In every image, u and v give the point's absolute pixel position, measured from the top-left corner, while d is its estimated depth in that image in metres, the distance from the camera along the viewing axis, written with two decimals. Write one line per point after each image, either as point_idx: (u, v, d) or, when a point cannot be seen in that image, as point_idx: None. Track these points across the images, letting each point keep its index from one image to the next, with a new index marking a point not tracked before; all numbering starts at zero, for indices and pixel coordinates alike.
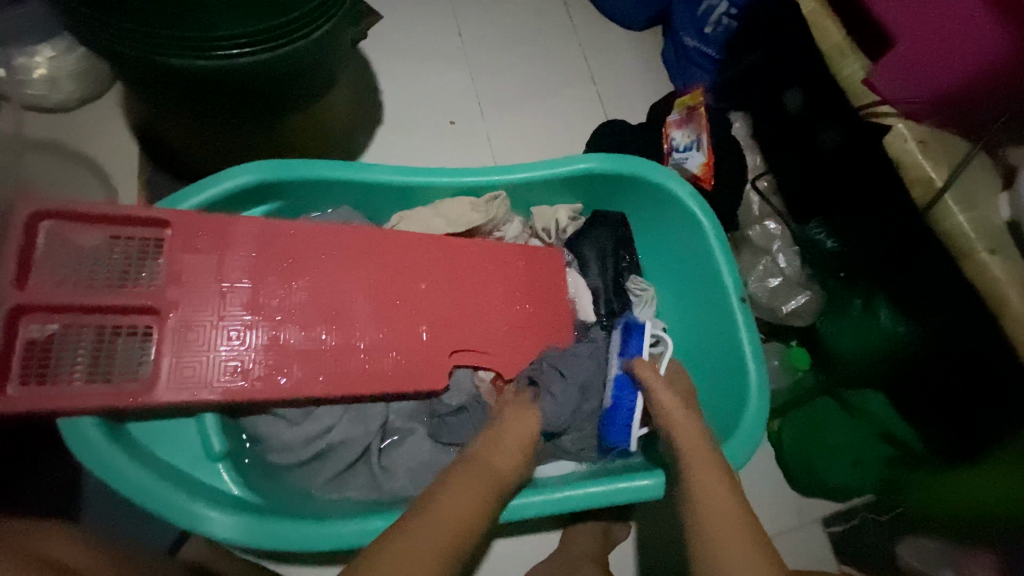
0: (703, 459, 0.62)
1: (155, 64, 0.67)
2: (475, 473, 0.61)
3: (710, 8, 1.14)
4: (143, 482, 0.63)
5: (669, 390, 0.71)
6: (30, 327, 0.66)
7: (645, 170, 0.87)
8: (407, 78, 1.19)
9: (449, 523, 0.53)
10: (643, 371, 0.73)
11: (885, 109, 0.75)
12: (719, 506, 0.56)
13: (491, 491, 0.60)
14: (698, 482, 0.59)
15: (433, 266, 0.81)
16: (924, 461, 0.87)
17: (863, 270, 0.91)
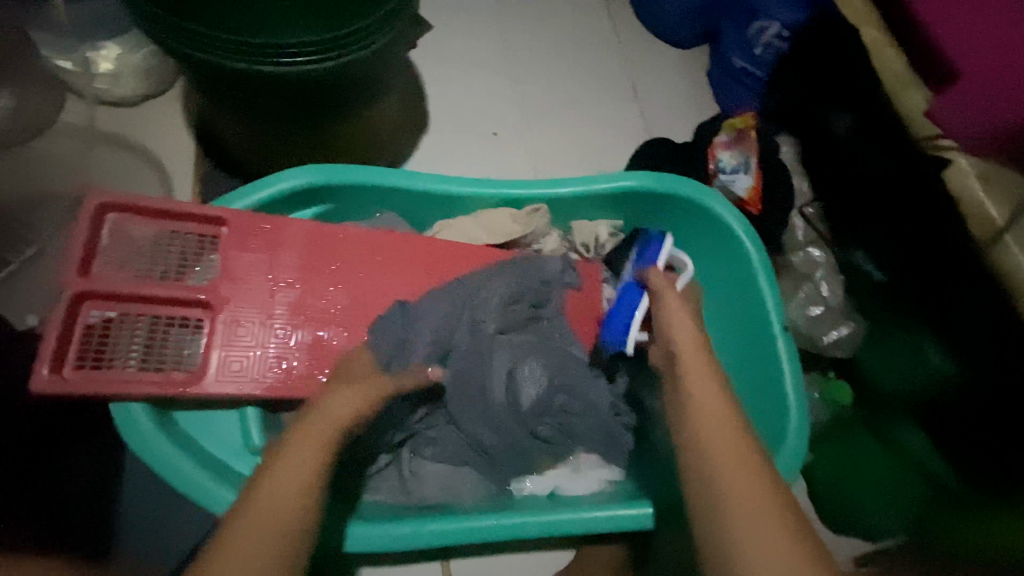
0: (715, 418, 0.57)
1: (241, 66, 0.69)
2: (317, 434, 0.58)
3: (761, 30, 1.10)
4: (186, 470, 0.64)
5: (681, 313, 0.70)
6: (90, 313, 0.69)
7: (690, 191, 0.86)
8: (453, 86, 1.21)
9: (278, 499, 0.50)
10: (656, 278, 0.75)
11: (948, 143, 0.82)
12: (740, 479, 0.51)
13: (327, 449, 0.57)
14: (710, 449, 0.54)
15: (473, 276, 0.82)
16: (962, 501, 0.82)
17: (907, 303, 0.89)
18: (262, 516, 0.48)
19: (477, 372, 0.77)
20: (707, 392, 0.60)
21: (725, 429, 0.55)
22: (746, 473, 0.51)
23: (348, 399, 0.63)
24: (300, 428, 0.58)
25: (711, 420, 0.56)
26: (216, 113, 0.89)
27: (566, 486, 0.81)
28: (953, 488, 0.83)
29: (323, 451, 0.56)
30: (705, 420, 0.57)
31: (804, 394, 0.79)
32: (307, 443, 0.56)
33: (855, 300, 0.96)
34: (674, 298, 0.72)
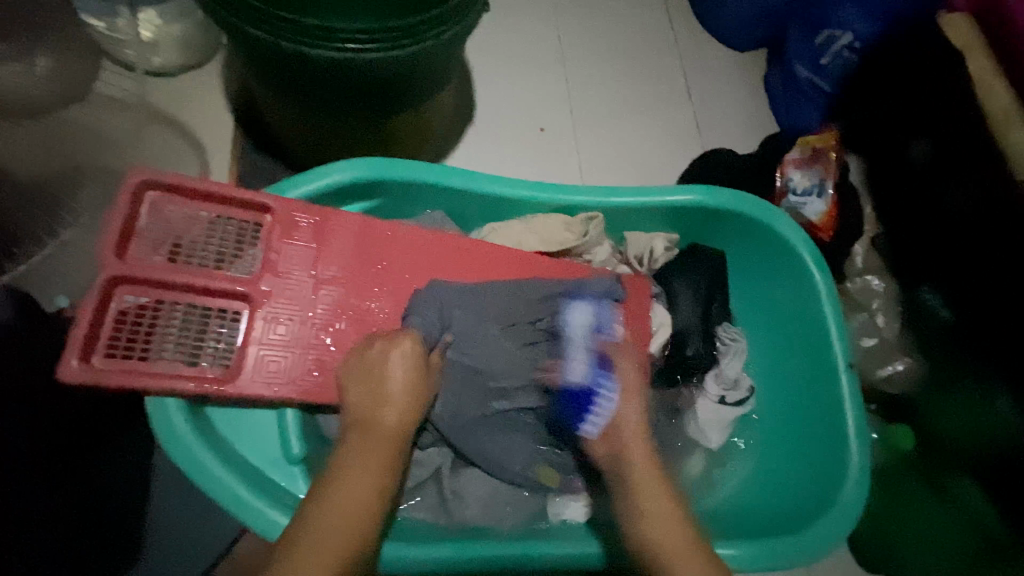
0: (637, 442, 0.63)
1: (305, 53, 0.65)
2: (372, 449, 0.53)
3: (830, 40, 1.02)
4: (220, 478, 0.61)
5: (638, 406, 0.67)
6: (124, 298, 0.65)
7: (755, 211, 0.82)
8: (501, 78, 1.15)
9: (342, 512, 0.48)
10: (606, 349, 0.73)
11: None
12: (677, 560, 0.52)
13: (386, 468, 0.52)
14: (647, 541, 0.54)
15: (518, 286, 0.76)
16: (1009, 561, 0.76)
17: (977, 346, 0.82)
18: (327, 528, 0.46)
19: (502, 359, 0.71)
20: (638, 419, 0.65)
21: (640, 448, 0.62)
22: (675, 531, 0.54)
23: (395, 396, 0.58)
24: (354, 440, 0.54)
25: (635, 443, 0.63)
26: (259, 95, 0.84)
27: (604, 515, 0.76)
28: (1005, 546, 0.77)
29: (384, 464, 0.52)
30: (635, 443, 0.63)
31: (864, 434, 0.74)
32: (368, 453, 0.53)
33: (915, 337, 0.91)
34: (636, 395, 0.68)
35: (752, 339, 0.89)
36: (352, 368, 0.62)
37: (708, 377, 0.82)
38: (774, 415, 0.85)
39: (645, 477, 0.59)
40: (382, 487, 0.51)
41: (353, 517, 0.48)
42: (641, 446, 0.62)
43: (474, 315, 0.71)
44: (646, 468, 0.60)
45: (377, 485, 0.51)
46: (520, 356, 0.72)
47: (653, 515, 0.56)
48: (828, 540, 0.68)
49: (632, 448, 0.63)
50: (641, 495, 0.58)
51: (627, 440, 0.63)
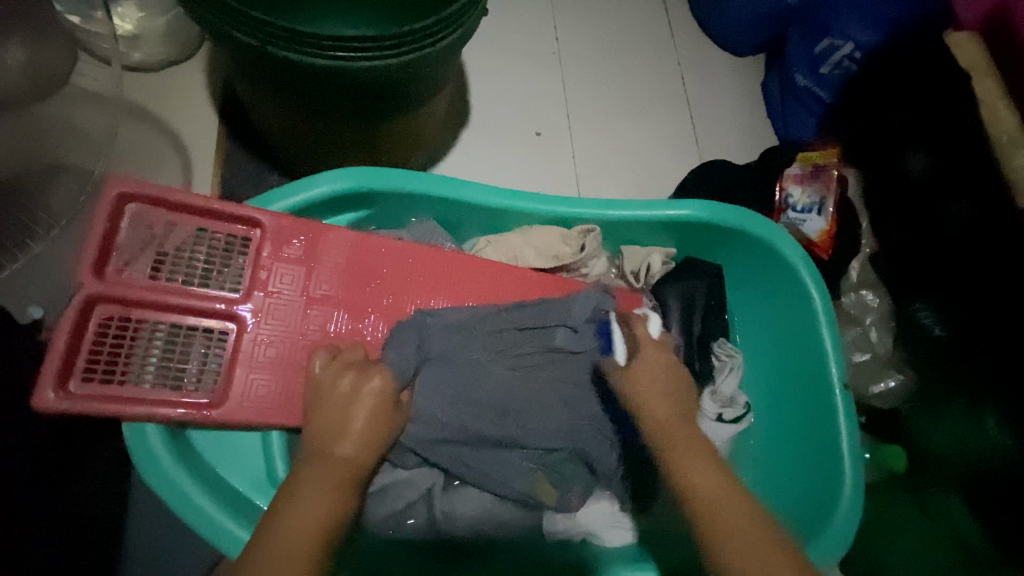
0: (663, 384, 0.62)
1: (290, 58, 0.62)
2: (329, 470, 0.51)
3: (832, 47, 1.01)
4: (202, 506, 0.58)
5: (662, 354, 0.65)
6: (103, 318, 0.62)
7: (754, 227, 0.80)
8: (497, 79, 1.13)
9: (304, 522, 0.46)
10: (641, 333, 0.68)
11: None
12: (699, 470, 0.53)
13: (344, 488, 0.50)
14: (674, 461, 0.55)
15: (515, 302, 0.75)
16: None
17: (965, 365, 0.81)
18: (284, 544, 0.44)
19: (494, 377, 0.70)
20: (651, 358, 0.64)
21: (662, 398, 0.61)
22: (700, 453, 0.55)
23: (356, 417, 0.56)
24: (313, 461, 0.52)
25: (651, 382, 0.62)
26: (245, 97, 0.80)
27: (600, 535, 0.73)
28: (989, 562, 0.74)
29: (344, 480, 0.51)
30: (643, 380, 0.62)
31: (857, 454, 0.73)
32: (328, 469, 0.51)
33: (908, 353, 0.91)
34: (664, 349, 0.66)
35: (749, 356, 0.88)
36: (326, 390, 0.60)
37: (706, 395, 0.81)
38: (771, 430, 0.84)
39: (667, 416, 0.59)
40: (339, 502, 0.49)
41: (315, 529, 0.46)
42: (666, 391, 0.61)
43: (468, 333, 0.71)
44: (658, 401, 0.60)
45: (337, 499, 0.49)
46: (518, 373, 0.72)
47: (687, 462, 0.54)
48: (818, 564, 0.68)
49: (676, 382, 0.63)
50: (676, 440, 0.57)
51: (641, 385, 0.62)
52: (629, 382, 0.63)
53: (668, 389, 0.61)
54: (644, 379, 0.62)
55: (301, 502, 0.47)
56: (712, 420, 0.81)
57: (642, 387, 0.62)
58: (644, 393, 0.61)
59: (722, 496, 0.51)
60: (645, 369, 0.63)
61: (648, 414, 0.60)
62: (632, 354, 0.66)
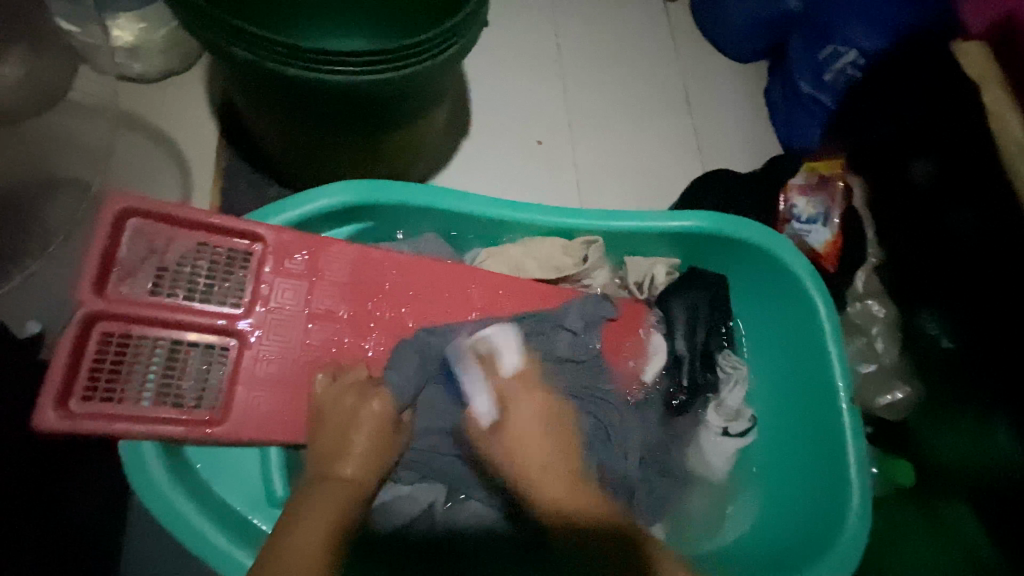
0: (533, 439, 0.65)
1: (291, 73, 0.61)
2: (334, 490, 0.52)
3: (834, 54, 1.00)
4: (196, 525, 0.57)
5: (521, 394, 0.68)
6: (104, 335, 0.61)
7: (757, 237, 0.80)
8: (499, 88, 1.12)
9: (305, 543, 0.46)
10: (502, 385, 0.68)
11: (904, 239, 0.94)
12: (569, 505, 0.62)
13: (349, 505, 0.51)
14: (546, 508, 0.62)
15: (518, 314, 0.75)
16: None
17: (972, 379, 0.80)
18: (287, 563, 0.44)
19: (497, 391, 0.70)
20: (522, 402, 0.67)
21: (540, 438, 0.66)
22: (575, 495, 0.63)
23: (357, 438, 0.58)
24: (320, 481, 0.53)
25: (528, 434, 0.65)
26: (243, 108, 0.79)
27: None
28: None
29: (344, 501, 0.51)
30: (518, 438, 0.65)
31: (865, 468, 0.72)
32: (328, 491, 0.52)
33: (914, 363, 0.90)
34: (525, 393, 0.68)
35: (754, 365, 0.87)
36: (332, 409, 0.61)
37: (710, 408, 0.81)
38: (775, 440, 0.83)
39: (558, 475, 0.64)
40: (341, 523, 0.49)
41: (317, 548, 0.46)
42: (541, 452, 0.65)
43: (470, 350, 0.71)
44: (545, 471, 0.64)
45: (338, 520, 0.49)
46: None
47: (575, 517, 0.61)
48: None
49: (530, 422, 0.66)
50: (563, 499, 0.62)
51: (510, 427, 0.66)
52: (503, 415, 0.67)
53: (552, 457, 0.65)
54: (517, 418, 0.66)
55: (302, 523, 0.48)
56: (718, 435, 0.80)
57: (513, 441, 0.65)
58: (518, 450, 0.65)
59: (612, 532, 0.60)
60: (518, 419, 0.66)
61: (535, 491, 0.63)
62: (499, 404, 0.67)
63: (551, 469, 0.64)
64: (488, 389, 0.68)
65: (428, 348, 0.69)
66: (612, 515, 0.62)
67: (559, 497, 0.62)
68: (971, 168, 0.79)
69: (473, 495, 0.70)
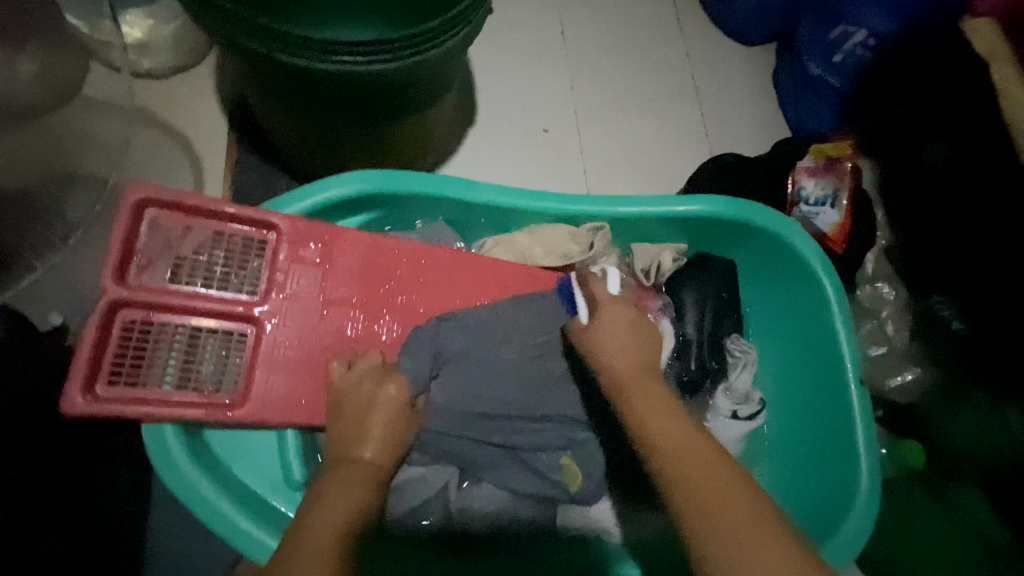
0: (618, 327, 0.62)
1: (299, 64, 0.62)
2: (352, 476, 0.54)
3: (845, 34, 0.99)
4: (220, 507, 0.59)
5: (612, 323, 0.62)
6: (127, 323, 0.62)
7: (765, 221, 0.79)
8: (506, 76, 1.12)
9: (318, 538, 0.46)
10: (597, 292, 0.67)
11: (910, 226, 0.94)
12: (661, 419, 0.52)
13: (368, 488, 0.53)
14: (628, 398, 0.55)
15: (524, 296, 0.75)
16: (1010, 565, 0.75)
17: (982, 362, 0.79)
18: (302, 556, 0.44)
19: (507, 377, 0.71)
20: (611, 309, 0.64)
21: (630, 341, 0.60)
22: (693, 444, 0.49)
23: (373, 418, 0.59)
24: (337, 465, 0.55)
25: (614, 337, 0.61)
26: (253, 101, 0.80)
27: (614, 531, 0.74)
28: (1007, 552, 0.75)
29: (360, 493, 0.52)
30: (606, 323, 0.62)
31: (874, 449, 0.73)
32: (344, 484, 0.52)
33: (923, 345, 0.90)
34: (614, 304, 0.65)
35: (763, 350, 0.88)
36: (347, 394, 0.62)
37: (718, 392, 0.81)
38: (785, 424, 0.84)
39: (631, 369, 0.58)
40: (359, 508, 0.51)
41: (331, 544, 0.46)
42: (626, 338, 0.60)
43: (480, 337, 0.72)
44: (624, 357, 0.59)
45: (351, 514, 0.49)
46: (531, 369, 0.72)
47: (650, 415, 0.52)
48: (839, 560, 0.67)
49: (622, 343, 0.60)
50: (632, 389, 0.56)
51: (597, 335, 0.62)
52: (592, 329, 0.63)
53: (630, 341, 0.60)
54: (606, 320, 0.63)
55: (317, 518, 0.48)
56: (727, 418, 0.80)
57: (601, 340, 0.61)
58: (602, 343, 0.61)
59: (684, 445, 0.49)
60: (611, 321, 0.62)
61: (612, 369, 0.59)
62: (592, 307, 0.66)
63: (672, 414, 0.52)
64: (586, 297, 0.68)
65: (437, 334, 0.70)
66: (699, 435, 0.50)
67: (635, 404, 0.54)
68: (981, 151, 0.78)
69: (486, 477, 0.71)
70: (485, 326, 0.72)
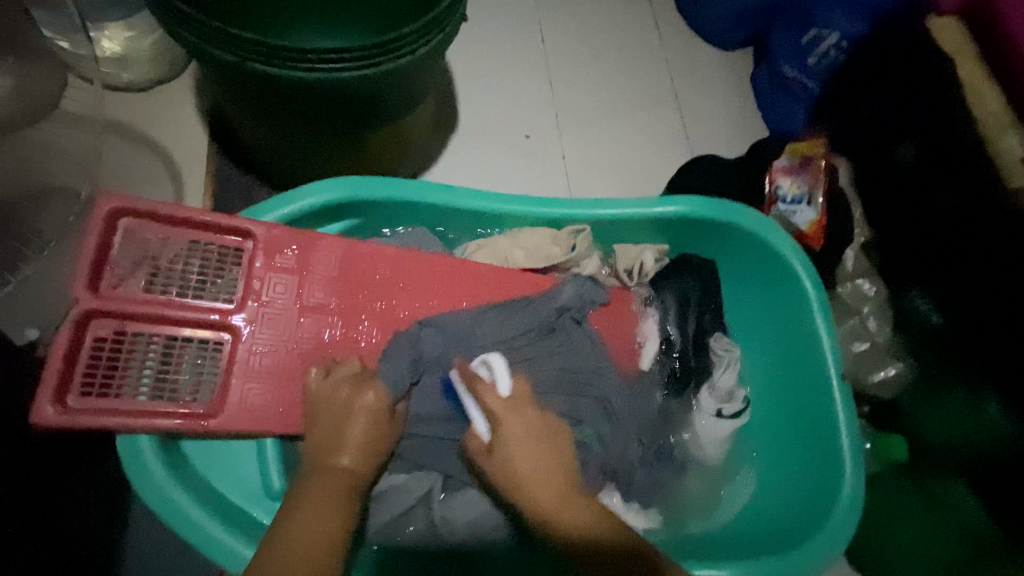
0: (528, 447, 0.59)
1: (271, 72, 0.63)
2: (332, 484, 0.53)
3: (817, 38, 1.01)
4: (195, 519, 0.58)
5: (522, 420, 0.62)
6: (100, 332, 0.62)
7: (742, 220, 0.80)
8: (485, 84, 1.13)
9: (315, 535, 0.48)
10: (495, 404, 0.64)
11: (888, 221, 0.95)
12: (591, 544, 0.53)
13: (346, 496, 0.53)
14: (556, 537, 0.54)
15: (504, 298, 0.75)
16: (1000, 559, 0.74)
17: (964, 354, 0.80)
18: (301, 557, 0.46)
19: None
20: (514, 420, 0.61)
21: (529, 453, 0.58)
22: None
23: (352, 426, 0.58)
24: (317, 471, 0.54)
25: (520, 452, 0.59)
26: (230, 111, 0.80)
27: None
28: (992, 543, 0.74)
29: (347, 492, 0.53)
30: (516, 449, 0.59)
31: (856, 443, 0.73)
32: (331, 480, 0.53)
33: (904, 340, 0.90)
34: (518, 411, 0.62)
35: (745, 349, 0.88)
36: (319, 396, 0.62)
37: (703, 391, 0.81)
38: (769, 424, 0.84)
39: (559, 495, 0.56)
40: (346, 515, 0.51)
41: (327, 540, 0.48)
42: (535, 458, 0.58)
43: (463, 341, 0.72)
44: (544, 484, 0.57)
45: (343, 510, 0.51)
46: (514, 371, 0.72)
47: (556, 511, 0.55)
48: (824, 556, 0.67)
49: (526, 444, 0.59)
50: (577, 528, 0.55)
51: (506, 454, 0.58)
52: (493, 464, 0.60)
53: (541, 459, 0.58)
54: (519, 448, 0.59)
55: (310, 512, 0.49)
56: (712, 418, 0.81)
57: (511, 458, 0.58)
58: (514, 465, 0.58)
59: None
60: (516, 444, 0.59)
61: (530, 499, 0.56)
62: (490, 420, 0.62)
63: (602, 541, 0.54)
64: (484, 411, 0.65)
65: (421, 339, 0.71)
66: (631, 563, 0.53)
67: (542, 502, 0.56)
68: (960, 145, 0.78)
69: (470, 484, 0.70)
70: (466, 330, 0.73)
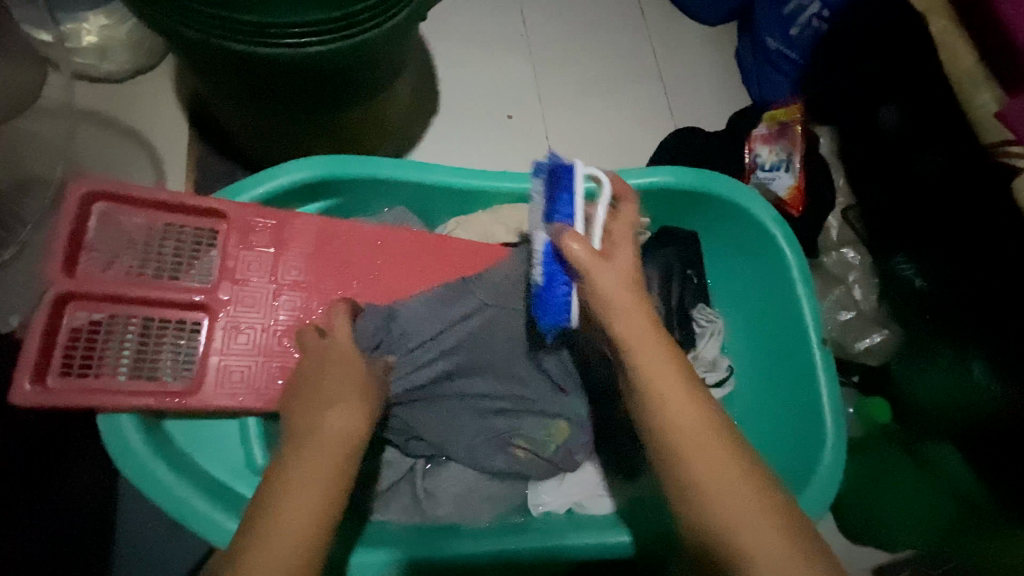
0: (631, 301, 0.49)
1: (241, 50, 0.63)
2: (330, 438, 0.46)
3: (799, 8, 1.00)
4: (179, 493, 0.59)
5: (613, 270, 0.50)
6: (76, 314, 0.62)
7: (722, 187, 0.80)
8: (466, 65, 1.13)
9: (293, 527, 0.40)
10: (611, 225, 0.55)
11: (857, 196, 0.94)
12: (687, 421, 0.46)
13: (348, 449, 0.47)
14: (657, 399, 0.47)
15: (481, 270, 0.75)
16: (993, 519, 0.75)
17: (948, 314, 0.79)
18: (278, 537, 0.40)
19: (473, 355, 0.71)
20: (621, 258, 0.52)
21: (655, 345, 0.49)
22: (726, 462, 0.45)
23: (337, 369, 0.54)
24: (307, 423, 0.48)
25: (623, 302, 0.49)
26: (206, 95, 0.80)
27: (583, 504, 0.74)
28: (987, 507, 0.75)
29: (339, 459, 0.45)
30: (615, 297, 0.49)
31: (839, 407, 0.73)
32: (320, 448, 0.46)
33: (891, 307, 0.88)
34: (611, 267, 0.51)
35: (728, 319, 0.88)
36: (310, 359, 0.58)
37: None
38: (753, 391, 0.84)
39: (656, 357, 0.48)
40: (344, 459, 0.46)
41: (308, 532, 0.41)
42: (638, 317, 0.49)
43: (439, 314, 0.71)
44: (647, 343, 0.49)
45: (342, 475, 0.45)
46: (496, 346, 0.72)
47: (670, 418, 0.46)
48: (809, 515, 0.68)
49: (626, 295, 0.50)
50: (668, 400, 0.47)
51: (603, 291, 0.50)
52: (592, 286, 0.50)
53: (646, 327, 0.49)
54: (613, 290, 0.49)
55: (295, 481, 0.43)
56: None
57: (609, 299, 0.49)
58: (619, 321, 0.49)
59: (712, 457, 0.45)
60: (611, 292, 0.49)
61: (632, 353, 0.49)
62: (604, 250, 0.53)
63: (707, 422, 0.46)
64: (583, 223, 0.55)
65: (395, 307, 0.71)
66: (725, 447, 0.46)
67: (669, 403, 0.46)
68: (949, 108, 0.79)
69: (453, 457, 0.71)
70: (447, 301, 0.72)
